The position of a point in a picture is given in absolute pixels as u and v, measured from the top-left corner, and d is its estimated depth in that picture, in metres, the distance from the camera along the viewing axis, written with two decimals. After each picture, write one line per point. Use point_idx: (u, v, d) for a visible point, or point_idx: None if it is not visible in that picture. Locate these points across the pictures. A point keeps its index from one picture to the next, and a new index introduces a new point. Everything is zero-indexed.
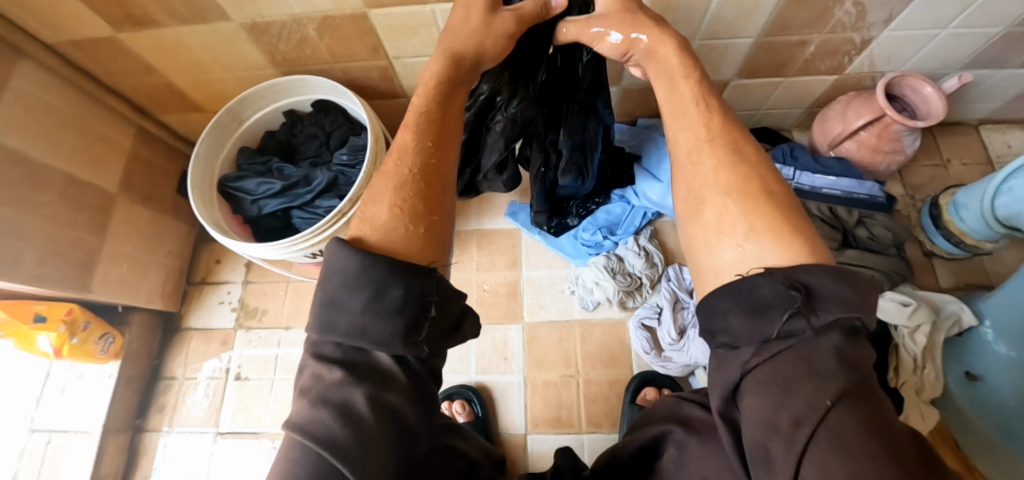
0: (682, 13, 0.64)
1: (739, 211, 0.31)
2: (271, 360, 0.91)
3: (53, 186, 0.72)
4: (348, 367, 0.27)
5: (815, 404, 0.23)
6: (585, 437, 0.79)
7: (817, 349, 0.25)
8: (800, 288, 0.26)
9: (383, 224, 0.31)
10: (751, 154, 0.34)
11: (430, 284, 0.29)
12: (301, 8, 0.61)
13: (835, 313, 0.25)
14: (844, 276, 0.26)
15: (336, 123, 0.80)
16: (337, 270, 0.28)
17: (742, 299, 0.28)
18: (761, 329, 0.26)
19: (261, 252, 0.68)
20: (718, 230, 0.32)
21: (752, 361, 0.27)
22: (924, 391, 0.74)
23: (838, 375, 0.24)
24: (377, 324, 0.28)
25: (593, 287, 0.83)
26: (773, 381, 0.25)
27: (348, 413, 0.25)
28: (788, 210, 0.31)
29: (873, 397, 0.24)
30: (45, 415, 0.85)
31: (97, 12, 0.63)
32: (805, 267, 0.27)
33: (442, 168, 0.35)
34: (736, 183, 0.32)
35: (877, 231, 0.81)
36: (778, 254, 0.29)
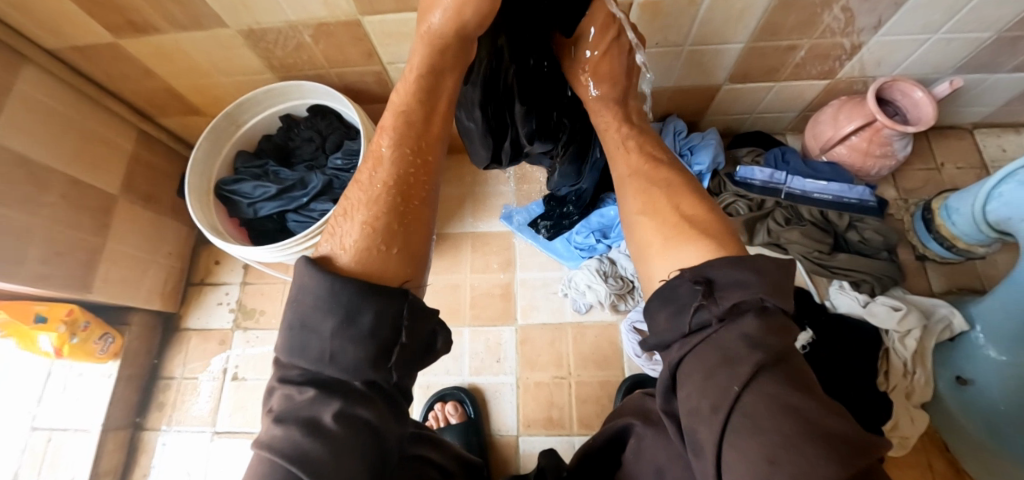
0: (671, 19, 0.65)
1: (654, 224, 0.37)
2: (268, 360, 0.92)
3: (55, 189, 0.74)
4: (317, 383, 0.28)
5: (727, 391, 0.25)
6: (576, 439, 0.80)
7: (725, 336, 0.27)
8: (702, 282, 0.30)
9: (355, 244, 0.32)
10: (665, 176, 0.41)
11: (400, 307, 0.30)
12: (296, 15, 0.62)
13: (735, 298, 0.28)
14: (744, 263, 0.29)
15: (331, 126, 0.82)
16: (308, 295, 0.29)
17: (669, 300, 0.31)
18: (679, 324, 0.30)
19: (256, 255, 0.69)
20: (646, 243, 0.37)
21: (678, 355, 0.30)
22: (915, 395, 0.74)
23: (747, 357, 0.26)
24: (346, 351, 0.28)
25: (586, 290, 0.84)
26: (696, 371, 0.28)
27: (318, 431, 0.27)
28: (704, 218, 0.36)
29: (787, 374, 0.26)
30: (47, 413, 0.86)
31: (97, 18, 0.64)
32: (708, 263, 0.30)
33: (418, 181, 0.37)
34: (650, 201, 0.39)
35: (867, 234, 0.81)
36: (691, 254, 0.33)
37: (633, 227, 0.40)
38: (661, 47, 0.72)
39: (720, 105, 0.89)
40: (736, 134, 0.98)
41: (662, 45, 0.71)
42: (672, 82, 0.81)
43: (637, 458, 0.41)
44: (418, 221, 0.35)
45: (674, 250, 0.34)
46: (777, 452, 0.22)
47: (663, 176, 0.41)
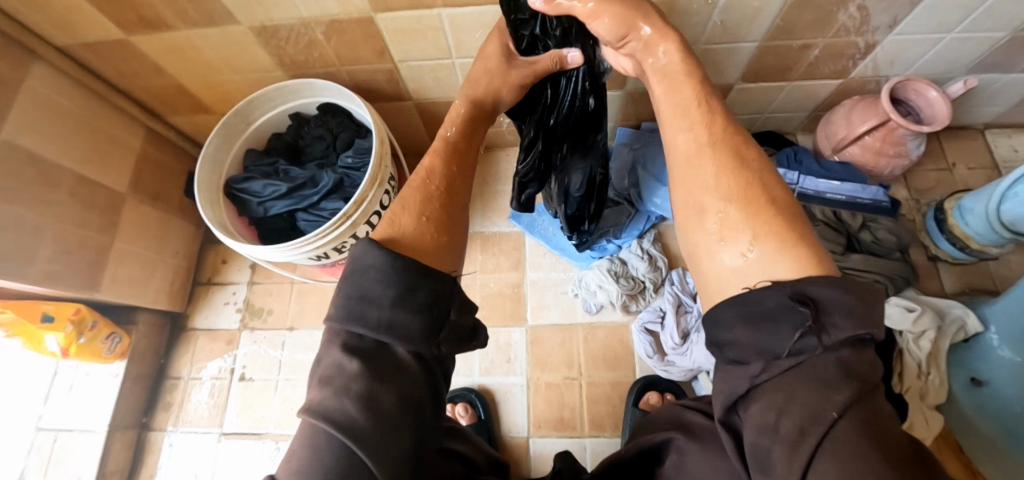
0: (686, 17, 0.65)
1: (740, 216, 0.33)
2: (276, 360, 0.91)
3: (65, 186, 0.73)
4: (369, 358, 0.30)
5: (821, 416, 0.24)
6: (588, 441, 0.79)
7: (822, 364, 0.26)
8: (807, 302, 0.27)
9: (411, 230, 0.37)
10: (753, 160, 0.36)
11: (449, 291, 0.35)
12: (309, 12, 0.62)
13: (845, 328, 0.26)
14: (848, 287, 0.27)
15: (344, 125, 0.78)
16: (371, 265, 0.33)
17: (749, 310, 0.29)
18: (770, 343, 0.27)
19: (264, 254, 0.68)
20: (723, 238, 0.34)
21: (760, 376, 0.27)
22: (929, 396, 0.74)
23: (842, 386, 0.25)
24: (402, 324, 0.31)
25: (597, 290, 0.84)
26: (780, 394, 0.26)
27: (371, 399, 0.29)
28: (791, 214, 0.33)
29: (874, 406, 0.25)
30: (53, 413, 0.85)
31: (109, 14, 0.64)
32: (810, 280, 0.28)
33: (460, 187, 0.42)
34: (736, 190, 0.34)
35: (881, 234, 0.81)
36: (786, 265, 0.30)
37: (701, 220, 0.35)
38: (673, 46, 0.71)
39: (732, 105, 0.88)
40: (748, 134, 0.97)
41: None
42: None
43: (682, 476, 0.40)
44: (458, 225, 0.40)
45: (758, 249, 0.31)
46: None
47: (751, 156, 0.36)
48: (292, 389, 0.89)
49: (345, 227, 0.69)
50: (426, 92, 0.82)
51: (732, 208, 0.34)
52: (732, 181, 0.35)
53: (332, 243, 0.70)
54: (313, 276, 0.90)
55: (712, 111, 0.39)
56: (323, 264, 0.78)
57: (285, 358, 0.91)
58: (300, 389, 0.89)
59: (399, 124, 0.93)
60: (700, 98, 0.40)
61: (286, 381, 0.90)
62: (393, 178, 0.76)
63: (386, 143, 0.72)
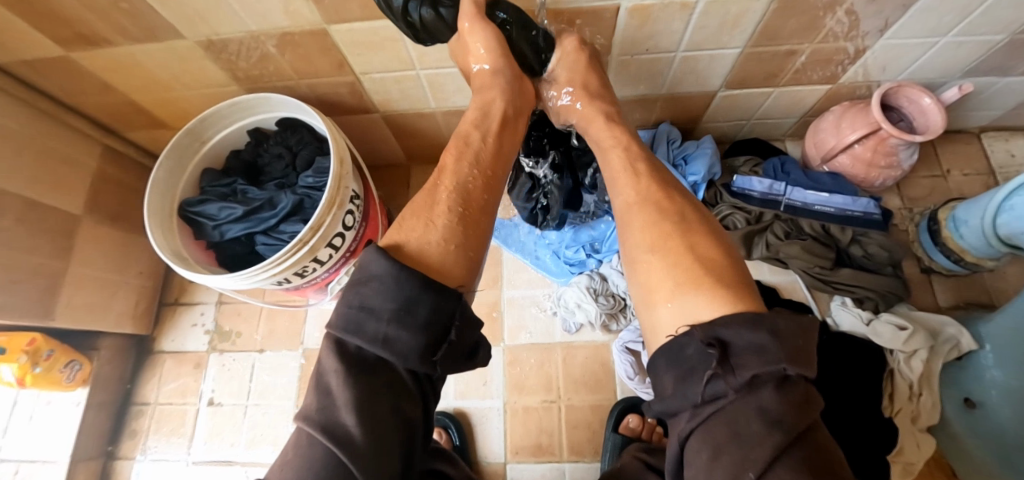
0: (661, 26, 0.60)
1: (664, 265, 0.38)
2: (245, 384, 0.88)
3: (12, 212, 0.69)
4: (365, 373, 0.32)
5: (740, 472, 0.26)
6: (566, 466, 0.76)
7: (739, 411, 0.28)
8: (716, 345, 0.30)
9: (424, 239, 0.41)
10: (675, 213, 0.42)
11: (451, 309, 0.36)
12: (257, 25, 0.58)
13: (753, 369, 0.28)
14: (760, 325, 0.30)
15: (304, 142, 0.74)
16: (374, 278, 0.35)
17: (677, 360, 0.33)
18: (690, 393, 0.31)
19: (221, 283, 0.64)
20: (654, 286, 0.39)
21: (690, 424, 0.31)
22: (921, 419, 0.70)
23: (761, 437, 0.26)
24: (400, 339, 0.33)
25: (575, 308, 0.80)
26: (708, 446, 0.29)
27: (370, 416, 0.31)
28: (706, 262, 0.37)
29: (808, 458, 0.26)
30: (13, 444, 0.82)
31: (45, 32, 0.59)
32: (723, 323, 0.31)
33: (480, 194, 0.47)
34: (656, 240, 0.40)
35: (872, 249, 0.77)
36: (704, 303, 0.34)
37: (636, 269, 0.41)
38: (650, 55, 0.67)
39: (716, 112, 0.84)
40: (733, 141, 0.93)
41: (652, 52, 0.66)
42: (662, 89, 0.77)
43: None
44: (473, 229, 0.44)
45: (681, 294, 0.36)
46: None
47: (673, 209, 0.42)
48: (261, 414, 0.86)
49: (303, 252, 0.65)
50: (393, 104, 0.78)
51: (655, 258, 0.39)
52: (651, 232, 0.41)
53: (291, 269, 0.66)
54: (282, 303, 0.82)
55: (638, 173, 0.46)
56: (288, 288, 0.74)
57: (255, 381, 0.88)
58: (271, 415, 0.86)
59: (368, 137, 0.89)
60: (628, 163, 0.47)
61: (255, 405, 0.86)
62: (356, 196, 0.72)
63: (346, 162, 0.68)
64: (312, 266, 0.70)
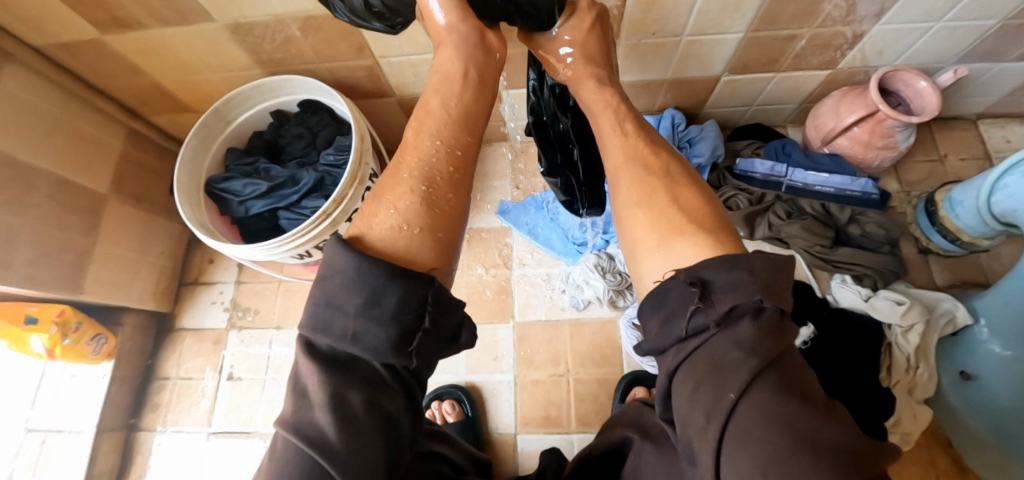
0: (667, 10, 0.63)
1: (648, 219, 0.36)
2: (263, 360, 0.91)
3: (44, 188, 0.72)
4: (336, 371, 0.27)
5: (720, 400, 0.25)
6: (574, 437, 0.79)
7: (720, 343, 0.26)
8: (698, 284, 0.28)
9: (380, 225, 0.33)
10: (662, 165, 0.39)
11: (427, 294, 0.30)
12: (283, 8, 0.61)
13: (731, 301, 0.27)
14: (740, 264, 0.28)
15: (324, 122, 0.78)
16: (336, 270, 0.29)
17: (659, 303, 0.30)
18: (673, 330, 0.29)
19: (248, 254, 0.67)
20: (639, 239, 0.36)
21: (675, 360, 0.29)
22: (917, 391, 0.73)
23: (742, 365, 0.25)
24: (370, 332, 0.28)
25: (583, 285, 0.84)
26: (691, 378, 0.27)
27: (342, 417, 0.26)
28: (693, 213, 0.34)
29: (787, 383, 0.25)
30: (41, 415, 0.85)
31: (82, 15, 0.63)
32: (701, 263, 0.29)
33: (446, 167, 0.38)
34: (644, 195, 0.37)
35: (869, 227, 0.80)
36: (689, 250, 0.32)
37: (623, 226, 0.38)
38: (657, 40, 0.70)
39: (720, 97, 0.87)
40: (735, 127, 0.96)
41: (658, 36, 0.69)
42: (668, 74, 0.80)
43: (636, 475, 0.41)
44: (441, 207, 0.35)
45: (668, 247, 0.33)
46: (770, 466, 0.22)
47: (660, 165, 0.39)
48: (279, 388, 0.89)
49: (325, 225, 0.68)
50: (408, 88, 0.81)
51: (642, 211, 0.36)
52: (640, 188, 0.37)
53: (314, 242, 0.69)
54: (304, 277, 0.86)
55: (627, 134, 0.42)
56: (308, 262, 0.77)
57: (272, 358, 0.91)
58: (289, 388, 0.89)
59: (383, 121, 0.92)
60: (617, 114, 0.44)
61: (273, 380, 0.90)
62: (375, 174, 0.75)
63: (366, 140, 0.71)
64: None
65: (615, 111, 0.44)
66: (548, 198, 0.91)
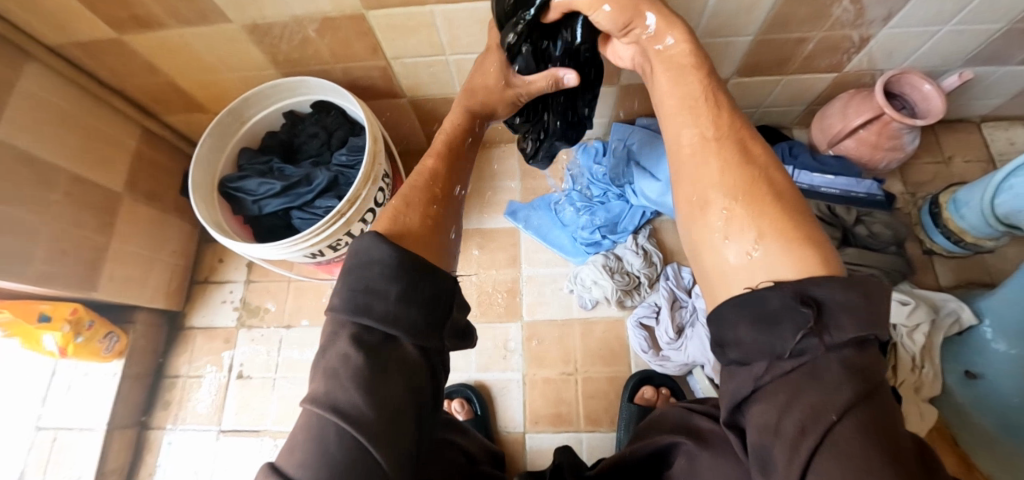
0: (680, 13, 0.64)
1: (746, 213, 0.32)
2: (274, 359, 0.91)
3: (60, 186, 0.73)
4: (373, 352, 0.31)
5: (820, 417, 0.24)
6: (584, 435, 0.80)
7: (826, 366, 0.25)
8: (810, 303, 0.26)
9: (414, 227, 0.39)
10: (760, 157, 0.36)
11: (448, 288, 0.35)
12: (302, 9, 0.62)
13: (849, 329, 0.25)
14: (854, 286, 0.26)
15: (337, 123, 0.78)
16: (374, 261, 0.33)
17: (752, 310, 0.28)
18: (772, 344, 0.26)
19: (261, 252, 0.67)
20: (731, 232, 0.33)
21: (764, 376, 0.27)
22: (923, 390, 0.74)
23: (846, 389, 0.24)
24: (406, 316, 0.32)
25: (592, 286, 0.84)
26: (783, 393, 0.25)
27: (379, 390, 0.29)
28: (794, 209, 0.32)
29: (881, 408, 0.25)
30: (53, 413, 0.86)
31: (102, 14, 0.63)
32: (816, 280, 0.27)
33: (448, 186, 0.45)
34: (744, 184, 0.34)
35: (876, 228, 0.80)
36: (787, 266, 0.29)
37: (707, 214, 0.35)
38: None
39: (728, 99, 0.88)
40: None
41: None
42: None
43: (691, 478, 0.42)
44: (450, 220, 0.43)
45: (774, 246, 0.30)
46: None
47: (759, 152, 0.36)
48: (290, 387, 0.89)
49: (339, 224, 0.69)
50: (421, 89, 0.82)
51: (738, 206, 0.33)
52: (739, 175, 0.34)
53: (327, 241, 0.70)
54: (311, 276, 0.87)
55: (719, 107, 0.39)
56: (318, 262, 0.78)
57: (283, 356, 0.92)
58: (299, 386, 0.90)
59: (394, 121, 0.93)
60: (707, 91, 0.40)
61: (283, 378, 0.90)
62: (387, 174, 0.76)
63: (379, 141, 0.72)
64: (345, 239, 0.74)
65: (702, 69, 0.41)
66: (556, 199, 0.93)
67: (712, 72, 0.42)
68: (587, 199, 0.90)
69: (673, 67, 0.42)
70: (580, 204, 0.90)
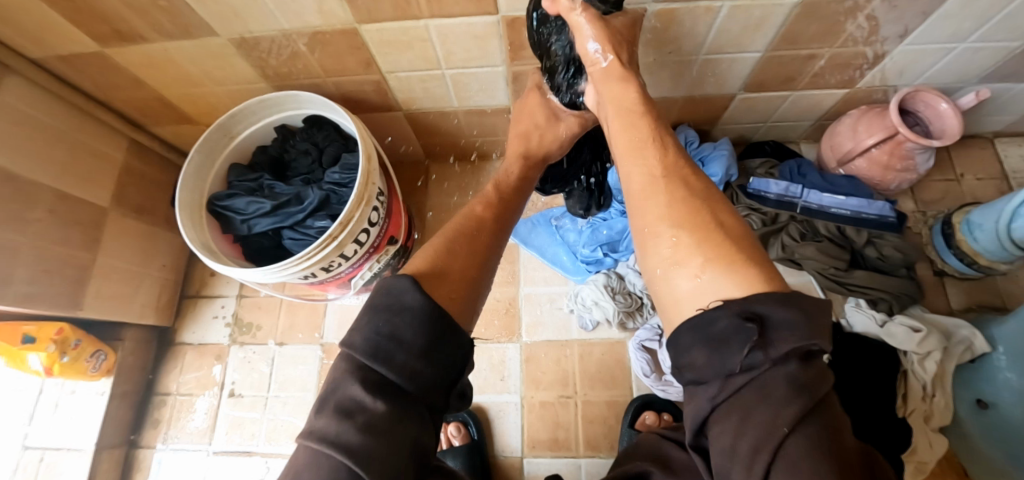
0: (686, 28, 0.61)
1: (690, 242, 0.34)
2: (265, 378, 0.89)
3: (43, 204, 0.70)
4: (390, 403, 0.30)
5: (771, 430, 0.24)
6: (582, 461, 0.77)
7: (772, 379, 0.26)
8: (754, 319, 0.27)
9: (452, 271, 0.41)
10: (698, 189, 0.38)
11: (466, 352, 0.36)
12: (290, 23, 0.59)
13: (790, 343, 0.26)
14: (792, 301, 0.28)
15: (329, 139, 0.76)
16: (405, 309, 0.34)
17: (703, 334, 0.30)
18: (724, 363, 0.28)
19: (250, 276, 0.65)
20: (679, 259, 0.34)
21: (719, 395, 0.28)
22: (933, 419, 0.72)
23: (792, 399, 0.25)
24: (427, 373, 0.33)
25: (592, 306, 0.81)
26: (735, 411, 0.26)
27: (392, 442, 0.29)
28: (737, 241, 0.34)
29: (829, 417, 0.25)
30: (40, 432, 0.84)
31: (81, 27, 0.61)
32: (756, 297, 0.28)
33: (485, 233, 0.47)
34: (684, 217, 0.36)
35: (887, 251, 0.78)
36: (731, 285, 0.31)
37: (653, 244, 0.37)
38: (672, 57, 0.68)
39: (734, 114, 0.85)
40: (748, 143, 0.95)
41: (675, 55, 0.67)
42: (684, 91, 0.78)
43: None
44: (484, 263, 0.45)
45: (717, 280, 0.31)
46: None
47: (699, 187, 0.39)
48: (281, 407, 0.87)
49: (330, 249, 0.67)
50: (416, 102, 0.79)
51: (684, 233, 0.35)
52: (681, 209, 0.36)
53: (319, 265, 0.67)
54: (304, 299, 0.83)
55: (664, 148, 0.42)
56: (312, 283, 0.75)
57: (275, 375, 0.89)
58: (290, 406, 0.88)
59: (389, 134, 0.90)
60: (654, 135, 0.42)
61: (275, 398, 0.88)
62: (382, 193, 0.73)
63: (373, 159, 0.69)
64: (339, 261, 0.71)
65: (647, 114, 0.44)
66: (556, 215, 0.90)
67: (656, 115, 0.45)
68: (589, 215, 0.88)
69: (625, 104, 0.46)
70: (582, 221, 0.87)
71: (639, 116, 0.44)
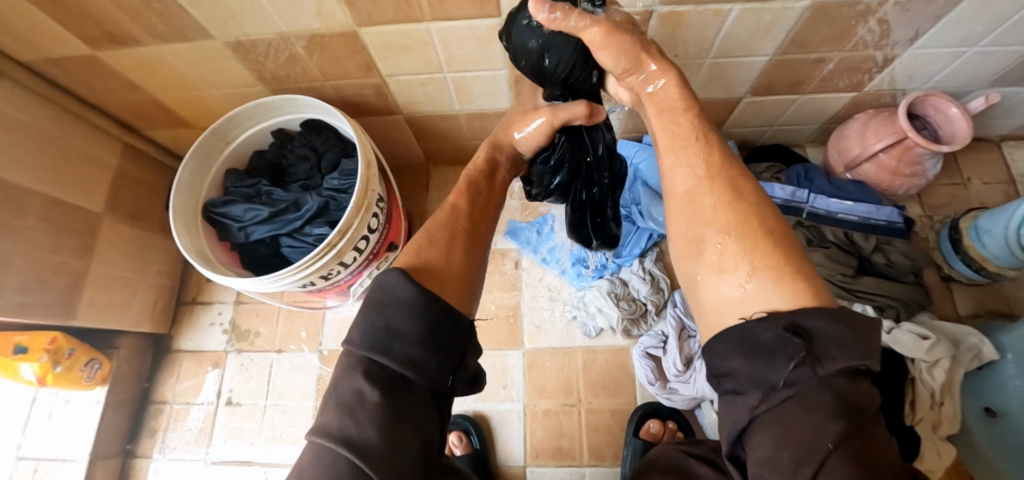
0: (694, 32, 0.60)
1: (739, 250, 0.33)
2: (263, 385, 0.88)
3: (34, 210, 0.68)
4: (389, 394, 0.29)
5: (815, 446, 0.23)
6: (587, 470, 0.76)
7: (817, 395, 0.25)
8: (802, 334, 0.26)
9: (440, 264, 0.40)
10: (750, 193, 0.36)
11: (467, 337, 0.35)
12: (288, 26, 0.57)
13: (840, 361, 0.25)
14: (843, 317, 0.26)
15: (328, 144, 0.74)
16: (399, 300, 0.33)
17: (744, 343, 0.29)
18: (766, 375, 0.27)
19: (249, 286, 0.63)
20: (728, 267, 0.33)
21: (759, 407, 0.27)
22: (942, 427, 0.71)
23: (838, 417, 0.24)
24: (428, 362, 0.31)
25: (597, 313, 0.81)
26: (777, 425, 0.25)
27: (393, 435, 0.28)
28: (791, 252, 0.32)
29: (873, 437, 0.24)
30: (33, 442, 0.82)
31: (72, 30, 0.59)
32: (803, 310, 0.27)
33: (473, 221, 0.46)
34: (737, 223, 0.34)
35: (894, 257, 0.77)
36: (778, 297, 0.29)
37: (703, 253, 0.35)
38: (679, 61, 0.67)
39: (740, 118, 0.84)
40: (754, 147, 0.94)
41: (681, 59, 0.66)
42: None
43: None
44: (474, 252, 0.44)
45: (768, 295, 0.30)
46: None
47: (751, 191, 0.36)
48: (280, 415, 0.86)
49: (329, 256, 0.65)
50: (417, 106, 0.78)
51: (731, 241, 0.33)
52: (732, 214, 0.34)
53: (318, 273, 0.66)
54: (308, 307, 0.81)
55: (712, 144, 0.39)
56: (311, 291, 0.73)
57: (274, 383, 0.88)
58: (290, 414, 0.86)
59: (389, 138, 0.89)
60: (698, 133, 0.39)
61: (274, 406, 0.87)
62: (382, 200, 0.71)
63: (372, 165, 0.67)
64: (338, 269, 0.70)
65: (691, 109, 0.40)
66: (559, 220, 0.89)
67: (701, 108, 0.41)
68: None
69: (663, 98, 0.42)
70: None
71: (684, 115, 0.40)
